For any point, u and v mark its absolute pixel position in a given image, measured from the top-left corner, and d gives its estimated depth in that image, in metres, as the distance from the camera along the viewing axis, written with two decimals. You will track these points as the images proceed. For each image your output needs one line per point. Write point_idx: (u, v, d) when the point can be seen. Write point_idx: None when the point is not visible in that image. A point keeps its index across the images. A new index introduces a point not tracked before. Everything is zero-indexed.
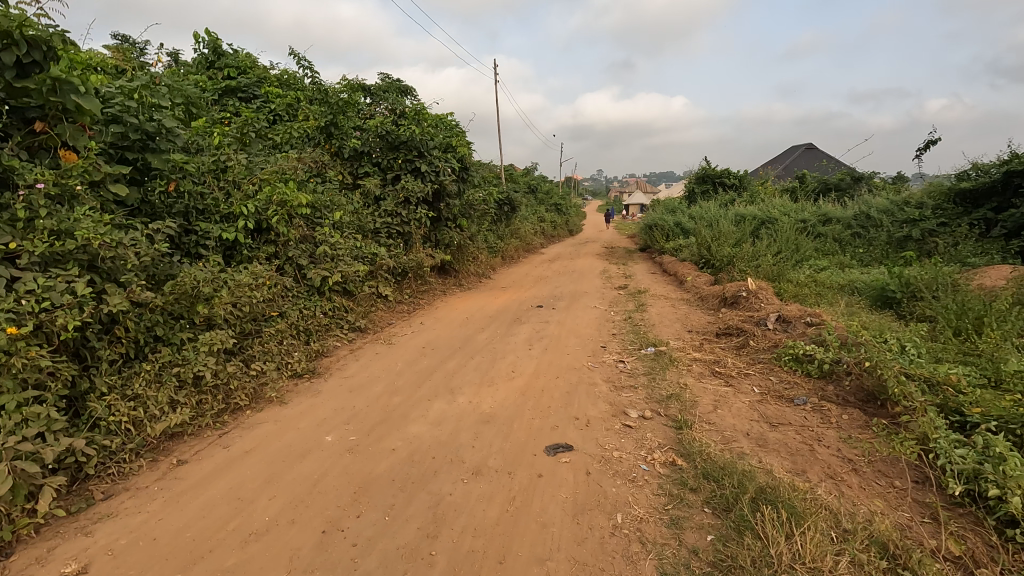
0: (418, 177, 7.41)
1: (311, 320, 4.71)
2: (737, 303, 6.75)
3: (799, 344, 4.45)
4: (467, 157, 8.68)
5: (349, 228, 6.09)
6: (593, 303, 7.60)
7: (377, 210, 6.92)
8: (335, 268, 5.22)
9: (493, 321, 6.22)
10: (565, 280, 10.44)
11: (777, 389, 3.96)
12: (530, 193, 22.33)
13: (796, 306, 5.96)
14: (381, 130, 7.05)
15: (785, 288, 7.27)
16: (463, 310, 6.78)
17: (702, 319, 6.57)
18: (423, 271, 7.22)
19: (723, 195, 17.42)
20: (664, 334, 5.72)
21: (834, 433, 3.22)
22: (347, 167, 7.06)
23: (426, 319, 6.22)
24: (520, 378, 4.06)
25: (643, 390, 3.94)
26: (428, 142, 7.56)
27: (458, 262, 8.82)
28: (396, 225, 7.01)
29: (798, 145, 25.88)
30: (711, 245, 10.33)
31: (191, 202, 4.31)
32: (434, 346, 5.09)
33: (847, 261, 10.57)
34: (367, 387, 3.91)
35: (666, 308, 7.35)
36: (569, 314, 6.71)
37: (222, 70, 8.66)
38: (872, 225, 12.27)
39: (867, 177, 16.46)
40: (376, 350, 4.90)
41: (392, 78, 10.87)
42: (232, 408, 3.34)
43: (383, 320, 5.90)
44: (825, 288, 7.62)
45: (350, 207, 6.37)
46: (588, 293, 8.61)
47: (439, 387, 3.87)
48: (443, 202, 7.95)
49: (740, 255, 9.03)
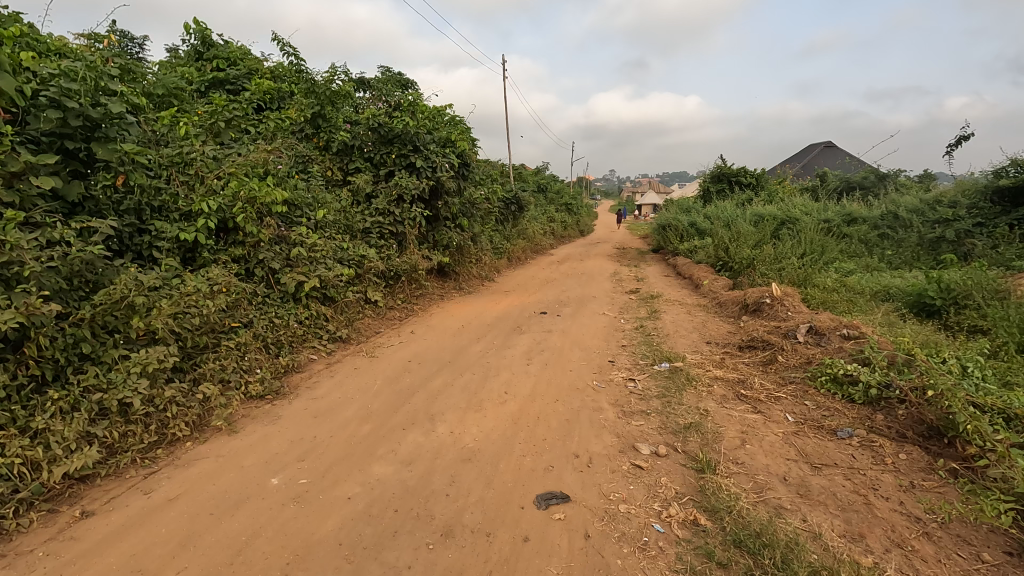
0: (413, 173, 6.89)
1: (282, 330, 4.21)
2: (760, 311, 6.14)
3: (839, 363, 3.84)
4: (469, 153, 8.15)
5: (333, 228, 5.61)
6: (601, 309, 7.02)
7: (367, 209, 6.43)
8: (314, 271, 4.71)
9: (491, 330, 5.68)
10: (572, 283, 9.87)
11: (815, 418, 3.37)
12: (539, 193, 21.75)
13: (828, 315, 5.35)
14: (373, 122, 6.65)
15: (812, 293, 6.65)
16: (460, 317, 6.25)
17: (722, 328, 5.97)
18: (418, 274, 6.70)
19: (740, 194, 16.70)
20: (680, 346, 5.14)
21: (891, 480, 2.63)
22: (336, 162, 6.57)
23: (418, 328, 5.70)
24: (513, 402, 3.51)
25: (656, 417, 3.37)
26: (425, 136, 7.05)
27: (458, 264, 8.30)
28: (388, 225, 6.50)
29: (817, 143, 25.02)
30: (728, 246, 9.70)
31: (145, 197, 3.82)
32: (421, 359, 4.55)
33: (876, 264, 9.89)
34: (335, 411, 3.38)
35: (682, 315, 6.76)
36: (576, 322, 6.14)
37: (211, 61, 8.22)
38: (901, 225, 11.54)
39: (893, 175, 15.67)
40: (356, 364, 4.38)
41: (392, 71, 10.40)
42: (168, 440, 2.81)
43: (370, 329, 5.39)
44: (855, 294, 6.99)
45: (336, 206, 5.88)
46: (597, 298, 8.04)
47: (418, 413, 3.33)
48: (442, 201, 7.43)
49: (761, 258, 8.40)
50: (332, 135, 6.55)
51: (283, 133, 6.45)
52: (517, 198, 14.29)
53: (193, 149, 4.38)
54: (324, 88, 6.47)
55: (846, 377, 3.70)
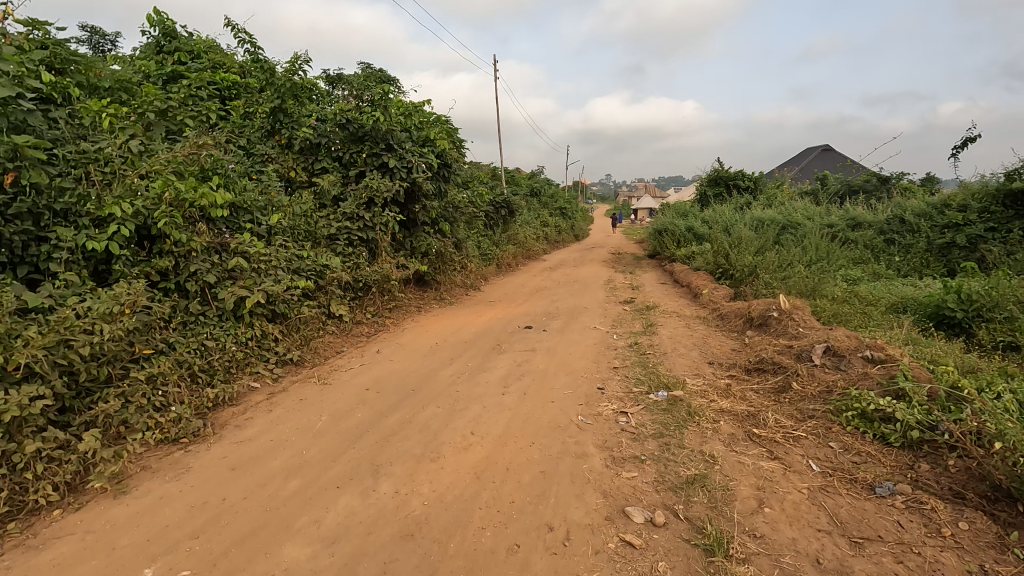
0: (386, 175, 6.31)
1: (214, 355, 3.62)
2: (767, 326, 5.55)
3: (868, 395, 3.25)
4: (449, 153, 7.58)
5: (290, 235, 5.05)
6: (593, 323, 6.42)
7: (333, 213, 5.83)
8: (259, 285, 4.12)
9: (468, 349, 5.07)
10: (564, 291, 9.29)
11: (845, 466, 2.78)
12: (532, 197, 21.20)
13: (844, 332, 4.78)
14: (341, 118, 6.07)
15: (822, 305, 6.08)
16: (435, 333, 5.64)
17: (725, 345, 5.39)
18: (390, 285, 6.10)
19: (738, 198, 16.16)
20: (679, 368, 4.55)
21: (955, 564, 2.03)
22: (300, 162, 5.97)
23: (387, 346, 5.09)
24: (479, 446, 2.90)
25: (652, 466, 2.77)
26: (399, 134, 6.48)
27: (439, 273, 7.71)
28: (358, 231, 5.92)
29: (815, 146, 24.58)
30: (728, 253, 9.14)
31: (43, 199, 3.20)
32: (381, 387, 3.95)
33: (884, 272, 9.35)
34: (261, 460, 2.76)
35: (680, 329, 6.16)
36: (563, 338, 5.54)
37: (172, 54, 7.60)
38: (907, 230, 11.02)
39: (896, 178, 15.15)
40: (303, 393, 3.78)
41: (372, 68, 9.84)
42: (27, 510, 2.21)
43: (330, 350, 4.78)
44: (868, 306, 6.43)
45: (295, 210, 5.29)
46: (589, 309, 7.44)
47: (361, 463, 2.71)
48: (419, 205, 6.84)
49: (764, 267, 7.83)
50: (293, 130, 5.92)
51: (240, 130, 5.86)
52: (507, 202, 13.71)
53: (112, 143, 3.77)
54: (285, 80, 5.87)
55: (877, 413, 3.10)
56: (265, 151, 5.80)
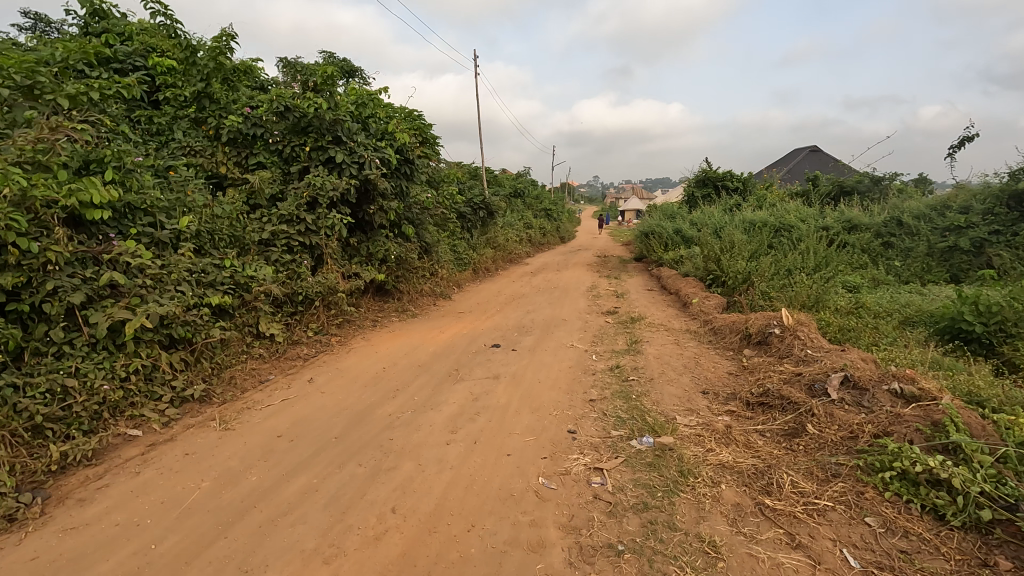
0: (333, 171, 5.53)
1: (74, 399, 2.81)
2: (769, 347, 4.83)
3: (910, 449, 2.54)
4: (411, 148, 6.80)
5: (208, 242, 4.27)
6: (570, 339, 5.68)
7: (268, 216, 5.04)
8: (149, 305, 3.32)
9: (419, 376, 4.29)
10: (542, 300, 8.56)
11: (892, 560, 2.06)
12: (515, 197, 20.43)
13: (858, 355, 4.10)
14: (279, 105, 5.25)
15: (827, 320, 5.39)
16: (385, 353, 4.86)
17: (720, 369, 4.67)
18: (337, 297, 5.32)
19: (727, 199, 15.53)
20: (668, 400, 3.83)
21: None
22: (230, 156, 5.15)
23: (323, 373, 4.30)
24: (397, 534, 2.13)
25: (633, 564, 2.01)
26: (350, 124, 5.69)
27: (401, 281, 6.93)
28: (298, 235, 5.16)
29: (803, 147, 24.05)
30: (719, 258, 8.46)
31: None
32: (297, 432, 3.15)
33: (884, 277, 8.73)
34: (84, 563, 1.97)
35: (668, 346, 5.43)
36: (534, 360, 4.77)
37: (99, 35, 6.72)
38: (906, 233, 10.44)
39: (889, 178, 14.62)
40: (194, 442, 2.99)
41: (335, 57, 9.02)
42: None
43: (251, 379, 4.00)
44: (876, 319, 5.77)
45: (216, 212, 4.48)
46: (567, 321, 6.71)
47: (223, 568, 1.94)
48: (374, 205, 6.05)
49: (760, 276, 7.14)
50: (219, 117, 5.08)
51: (158, 119, 5.02)
52: (486, 202, 12.93)
53: None
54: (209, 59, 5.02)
55: (926, 476, 2.38)
56: (187, 142, 4.99)
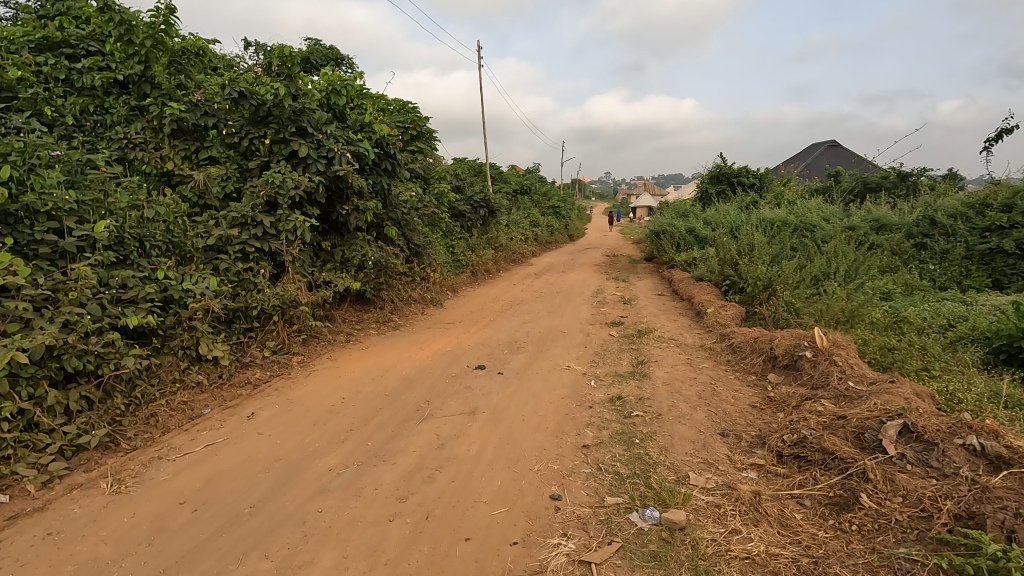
0: (297, 167, 4.88)
1: None
2: (800, 374, 4.09)
3: (1021, 554, 1.81)
4: (393, 141, 6.13)
5: (135, 250, 3.64)
6: (567, 358, 4.97)
7: (218, 218, 4.39)
8: (30, 335, 2.68)
9: (383, 409, 3.62)
10: (542, 307, 7.85)
11: None
12: (522, 194, 19.70)
13: (912, 389, 3.36)
14: (232, 91, 4.59)
15: (866, 339, 4.63)
16: (349, 378, 4.20)
17: (741, 400, 3.94)
18: (299, 311, 4.67)
19: (743, 196, 14.67)
20: (679, 447, 3.12)
21: None
22: (176, 149, 4.50)
23: (269, 405, 3.65)
24: None
25: None
26: (318, 114, 5.03)
27: (382, 288, 6.26)
28: (254, 240, 4.53)
29: (821, 142, 22.99)
30: (737, 262, 7.69)
31: None
32: (206, 497, 2.49)
33: (919, 283, 7.90)
34: None
35: (680, 368, 4.71)
36: (522, 388, 4.08)
37: (51, 17, 6.07)
38: (940, 233, 9.55)
39: (918, 174, 13.68)
40: (68, 514, 2.34)
41: (319, 44, 8.34)
42: None
43: (179, 415, 3.36)
44: (921, 336, 4.99)
45: (150, 214, 3.84)
46: (567, 334, 6.00)
47: None
48: (348, 205, 5.38)
49: (783, 284, 6.38)
50: (161, 103, 4.42)
51: (91, 107, 4.37)
52: (486, 199, 12.22)
53: None
54: (148, 36, 4.34)
55: None
56: (124, 133, 4.34)
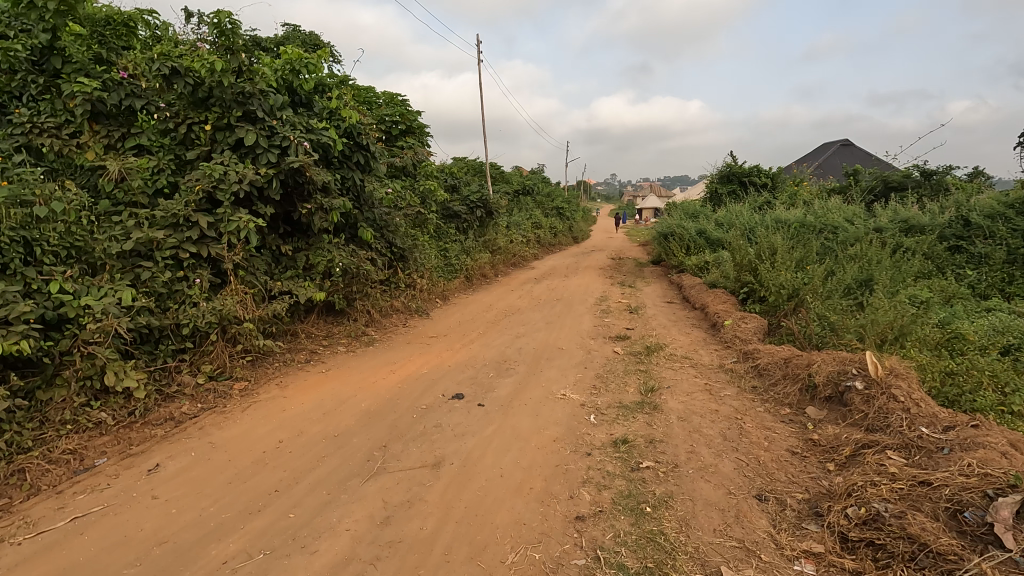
0: (245, 158, 4.15)
1: None
2: (848, 411, 3.31)
3: None
4: (367, 131, 5.40)
5: (19, 256, 2.91)
6: (563, 383, 4.20)
7: (142, 218, 3.66)
8: None
9: (325, 458, 2.86)
10: (539, 317, 7.08)
11: None
12: (523, 195, 18.97)
13: (1009, 440, 2.57)
14: (164, 65, 3.87)
15: (922, 366, 3.84)
16: (296, 412, 3.44)
17: (777, 443, 3.16)
18: (243, 328, 3.93)
19: (756, 196, 13.86)
20: (706, 520, 2.35)
21: None
22: (96, 135, 3.78)
23: (183, 452, 2.90)
24: None
25: None
26: (271, 97, 4.31)
27: (356, 298, 5.52)
28: (189, 244, 3.79)
29: (835, 140, 22.10)
30: (757, 267, 6.90)
31: None
32: None
33: (960, 291, 7.07)
34: None
35: (699, 397, 3.93)
36: (505, 426, 3.31)
37: None
38: (976, 235, 8.71)
39: (943, 172, 12.82)
40: None
41: (297, 29, 7.65)
42: None
43: (59, 469, 2.63)
44: (984, 358, 4.19)
45: (45, 211, 3.12)
46: (565, 351, 5.24)
47: None
48: (309, 203, 4.64)
49: (811, 295, 5.59)
50: (72, 79, 3.67)
51: None
52: (483, 199, 11.49)
53: None
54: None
55: None
56: (28, 116, 3.61)
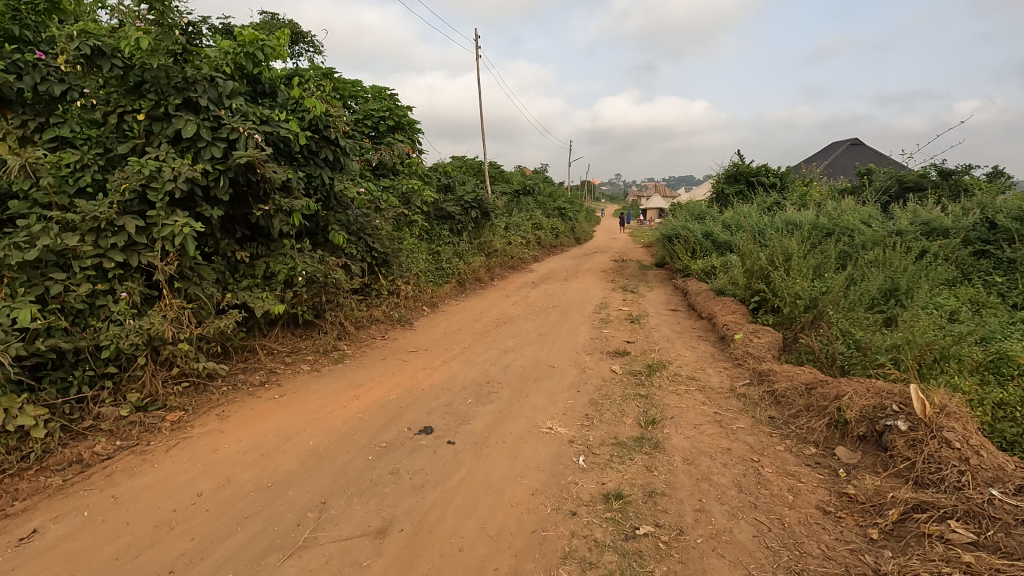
0: (186, 153, 3.61)
1: None
2: (891, 458, 2.74)
3: None
4: (338, 124, 4.86)
5: None
6: (551, 412, 3.65)
7: (55, 221, 3.12)
8: None
9: (246, 520, 2.31)
10: (532, 327, 6.52)
11: None
12: (524, 196, 18.44)
13: None
14: (85, 44, 3.32)
15: (971, 398, 3.27)
16: (229, 453, 2.90)
17: (804, 498, 2.59)
18: (179, 348, 3.39)
19: (766, 196, 13.27)
20: None
21: None
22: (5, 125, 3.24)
23: (75, 511, 2.36)
24: None
25: None
26: (218, 83, 3.77)
27: (325, 309, 4.97)
28: (114, 252, 3.26)
29: (845, 139, 21.43)
30: (770, 274, 6.32)
31: None
32: None
33: (992, 300, 6.45)
34: None
35: (709, 431, 3.37)
36: (476, 474, 2.75)
37: None
38: (1005, 238, 8.08)
39: (963, 172, 12.17)
40: None
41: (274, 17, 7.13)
42: None
43: None
44: None
45: None
46: (556, 370, 4.68)
47: None
48: (266, 204, 4.10)
49: (832, 307, 5.01)
50: None
51: None
52: (479, 199, 10.95)
53: None
54: None
55: None
56: None
